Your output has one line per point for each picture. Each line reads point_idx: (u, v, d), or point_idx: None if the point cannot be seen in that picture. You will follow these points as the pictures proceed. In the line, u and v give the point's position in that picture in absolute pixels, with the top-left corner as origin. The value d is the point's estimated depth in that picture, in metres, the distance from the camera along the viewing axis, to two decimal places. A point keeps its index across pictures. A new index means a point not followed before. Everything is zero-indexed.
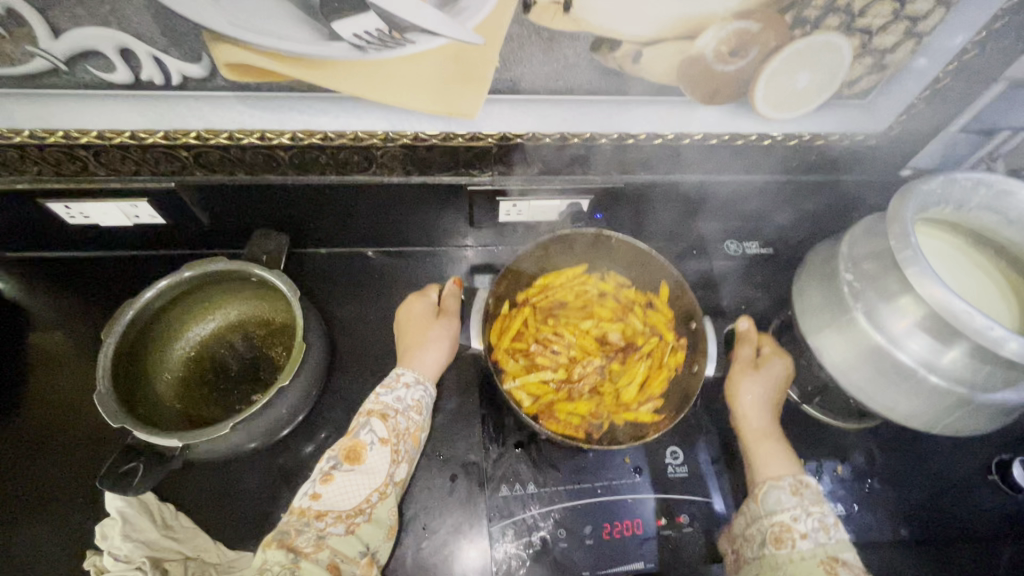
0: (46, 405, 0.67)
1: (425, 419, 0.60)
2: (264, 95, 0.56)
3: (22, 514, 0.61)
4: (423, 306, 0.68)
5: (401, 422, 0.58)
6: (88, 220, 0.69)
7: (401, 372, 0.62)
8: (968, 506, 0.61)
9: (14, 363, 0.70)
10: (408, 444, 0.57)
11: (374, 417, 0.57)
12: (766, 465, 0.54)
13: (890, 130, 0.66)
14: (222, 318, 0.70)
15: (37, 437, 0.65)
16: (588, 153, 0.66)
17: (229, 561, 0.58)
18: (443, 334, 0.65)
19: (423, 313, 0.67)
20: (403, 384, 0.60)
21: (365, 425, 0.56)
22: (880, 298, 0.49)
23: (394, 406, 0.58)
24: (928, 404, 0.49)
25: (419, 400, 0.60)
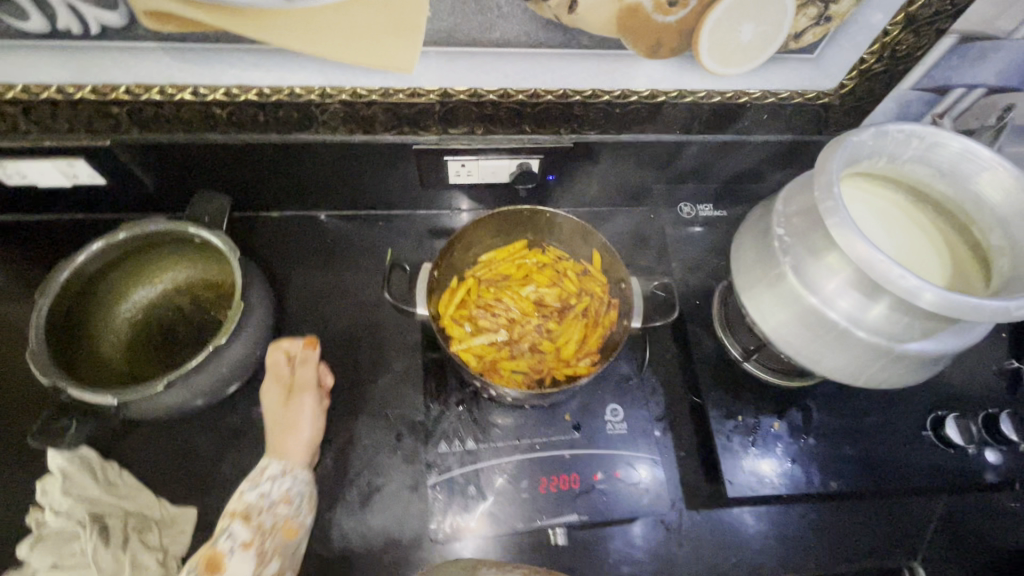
0: None
1: (302, 506, 0.57)
2: (191, 47, 0.54)
3: None
4: (275, 385, 0.63)
5: (269, 518, 0.54)
6: (27, 180, 0.67)
7: (267, 465, 0.58)
8: (900, 462, 0.62)
9: None
10: (278, 538, 0.54)
11: (235, 519, 0.53)
12: None
13: (841, 87, 0.65)
14: (170, 281, 0.69)
15: None
16: (534, 110, 0.65)
17: (171, 516, 0.58)
18: (301, 412, 0.61)
19: (275, 398, 0.62)
20: (267, 477, 0.57)
21: (226, 530, 0.53)
22: (808, 253, 0.49)
23: (259, 503, 0.55)
24: (851, 357, 0.49)
25: (287, 491, 0.56)
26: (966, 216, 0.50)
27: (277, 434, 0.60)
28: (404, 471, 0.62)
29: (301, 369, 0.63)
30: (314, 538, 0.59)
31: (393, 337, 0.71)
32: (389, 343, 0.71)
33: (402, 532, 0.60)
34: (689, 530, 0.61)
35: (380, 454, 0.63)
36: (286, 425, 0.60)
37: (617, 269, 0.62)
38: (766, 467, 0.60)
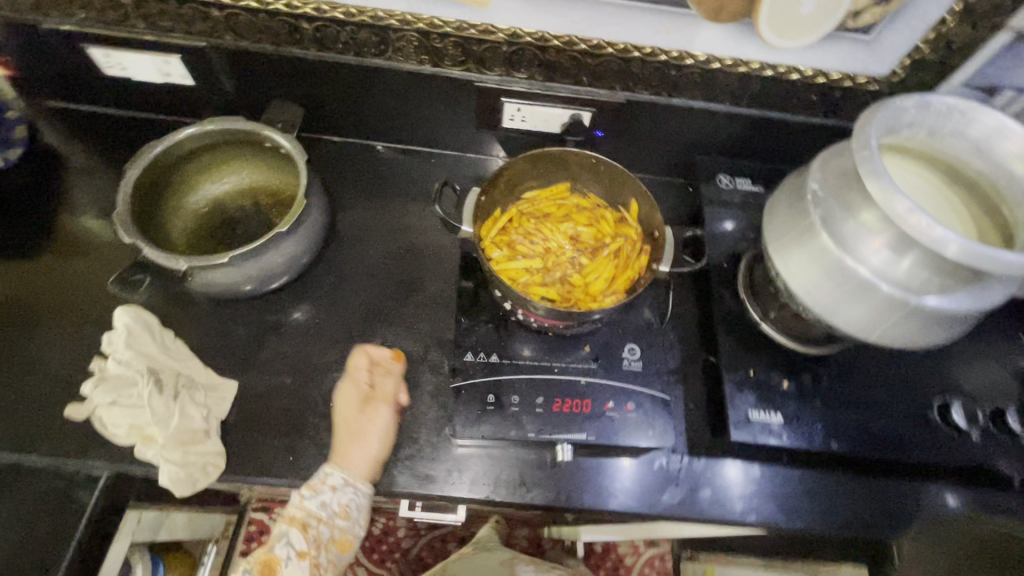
0: (81, 234, 0.76)
1: (354, 520, 0.60)
2: None
3: (50, 315, 0.70)
4: (352, 390, 0.64)
5: (325, 530, 0.58)
6: (126, 73, 0.74)
7: (329, 472, 0.58)
8: (900, 437, 0.64)
9: (57, 196, 0.78)
10: (332, 549, 0.59)
11: (294, 526, 0.57)
12: None
13: (894, 76, 0.67)
14: (236, 181, 0.75)
15: (70, 258, 0.74)
16: (593, 62, 0.69)
17: (214, 383, 0.64)
18: (375, 424, 0.61)
19: (350, 405, 0.62)
20: (328, 488, 0.58)
21: (285, 536, 0.57)
22: (840, 208, 0.52)
23: (318, 512, 0.57)
24: (868, 311, 0.52)
25: (347, 504, 0.58)
26: (997, 193, 0.52)
27: (347, 438, 0.60)
28: (427, 378, 0.67)
29: (381, 380, 0.65)
30: (337, 422, 0.64)
31: (431, 262, 0.76)
32: (428, 265, 0.76)
33: (418, 432, 0.64)
34: (684, 472, 0.64)
35: (406, 361, 0.68)
36: (358, 434, 0.60)
37: (654, 219, 0.65)
38: (770, 421, 0.62)
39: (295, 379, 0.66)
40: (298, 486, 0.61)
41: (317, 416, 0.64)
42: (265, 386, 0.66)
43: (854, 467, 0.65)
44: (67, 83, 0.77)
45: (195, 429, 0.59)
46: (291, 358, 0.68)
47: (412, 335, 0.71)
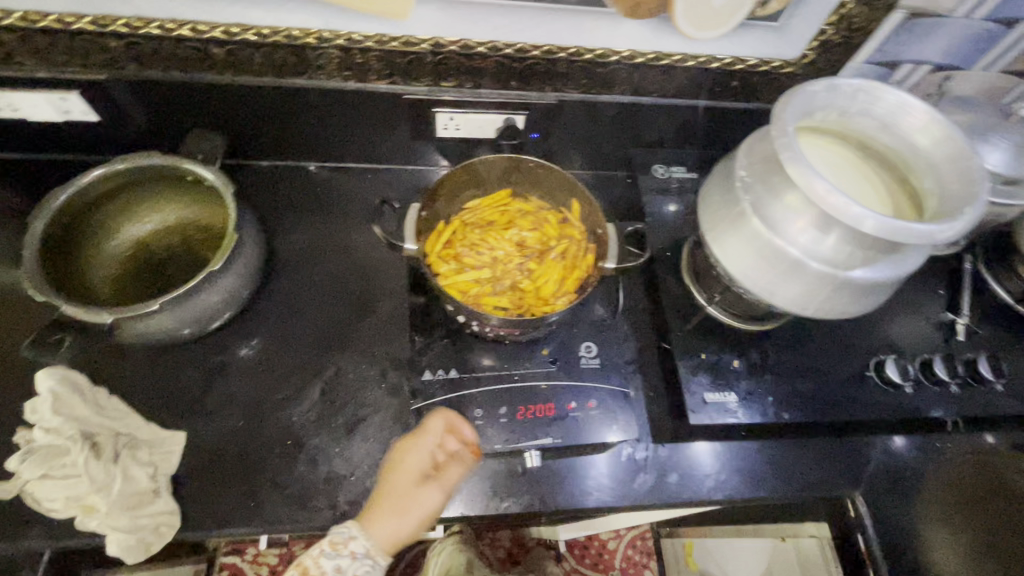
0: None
1: None
2: None
3: None
4: (418, 454, 0.55)
5: None
6: (18, 113, 0.67)
7: (354, 530, 0.51)
8: (845, 398, 0.68)
9: None
10: None
11: None
12: None
13: (804, 58, 0.70)
14: (159, 220, 0.70)
15: None
16: (520, 65, 0.69)
17: (158, 438, 0.60)
18: (422, 503, 0.52)
19: (410, 469, 0.54)
20: (349, 555, 0.50)
21: None
22: (767, 193, 0.54)
23: None
24: (803, 288, 0.54)
25: None
26: (905, 164, 0.56)
27: (388, 501, 0.52)
28: (387, 402, 0.65)
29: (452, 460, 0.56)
30: (298, 460, 0.61)
31: (380, 281, 0.74)
32: (376, 285, 0.74)
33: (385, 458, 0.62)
34: (653, 459, 0.65)
35: (364, 387, 0.66)
36: (403, 506, 0.52)
37: (595, 217, 0.66)
38: (727, 399, 0.65)
39: (248, 421, 0.63)
40: (265, 532, 0.59)
41: (277, 456, 0.61)
42: (215, 433, 0.62)
43: (808, 433, 0.68)
44: None
45: (142, 491, 0.55)
46: (243, 400, 0.65)
47: (366, 359, 0.68)
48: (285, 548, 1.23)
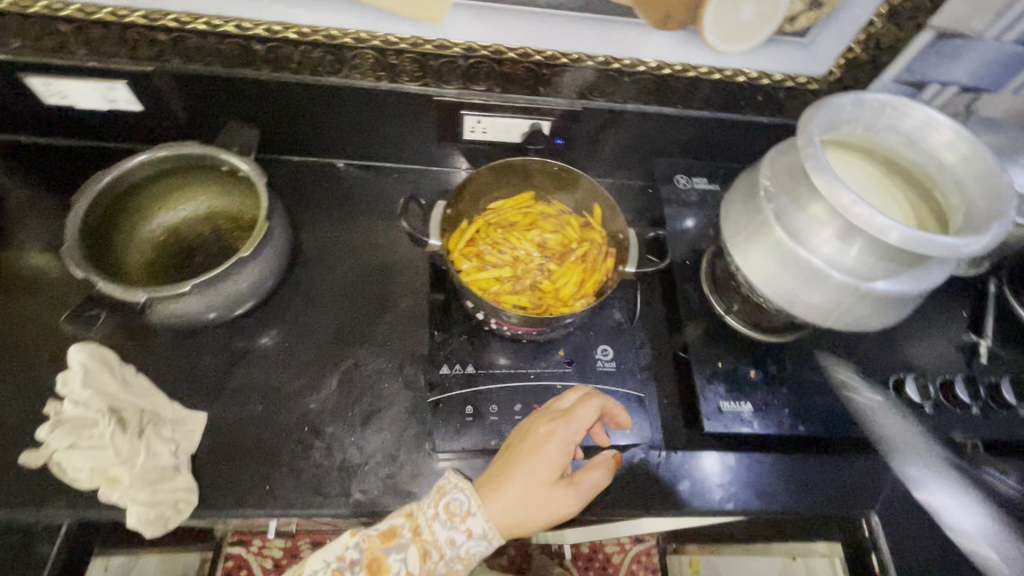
0: (28, 270, 0.72)
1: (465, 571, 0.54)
2: None
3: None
4: (560, 450, 0.56)
5: (439, 567, 0.53)
6: (66, 101, 0.70)
7: (484, 503, 0.53)
8: (864, 414, 0.67)
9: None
10: None
11: (414, 544, 0.53)
12: None
13: (830, 75, 0.71)
14: (192, 208, 0.73)
15: (17, 297, 0.70)
16: (549, 72, 0.70)
17: (181, 417, 0.61)
18: (559, 500, 0.54)
19: (553, 464, 0.55)
20: (466, 532, 0.53)
21: (402, 550, 0.53)
22: (791, 202, 0.54)
23: (443, 550, 0.52)
24: (824, 298, 0.54)
25: (471, 552, 0.53)
26: (930, 182, 0.56)
27: (526, 488, 0.54)
28: (403, 395, 0.66)
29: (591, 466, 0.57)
30: (313, 447, 0.62)
31: (401, 277, 0.76)
32: (397, 281, 0.76)
33: (399, 450, 0.63)
34: (670, 467, 0.65)
35: (381, 379, 0.68)
36: (540, 497, 0.54)
37: (616, 222, 0.67)
38: (742, 409, 0.65)
39: (266, 407, 0.65)
40: (277, 515, 0.59)
41: (294, 442, 0.63)
42: (236, 415, 0.64)
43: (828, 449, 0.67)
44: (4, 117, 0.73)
45: (164, 466, 0.57)
46: (263, 386, 0.66)
47: (385, 352, 0.70)
48: (290, 542, 1.24)
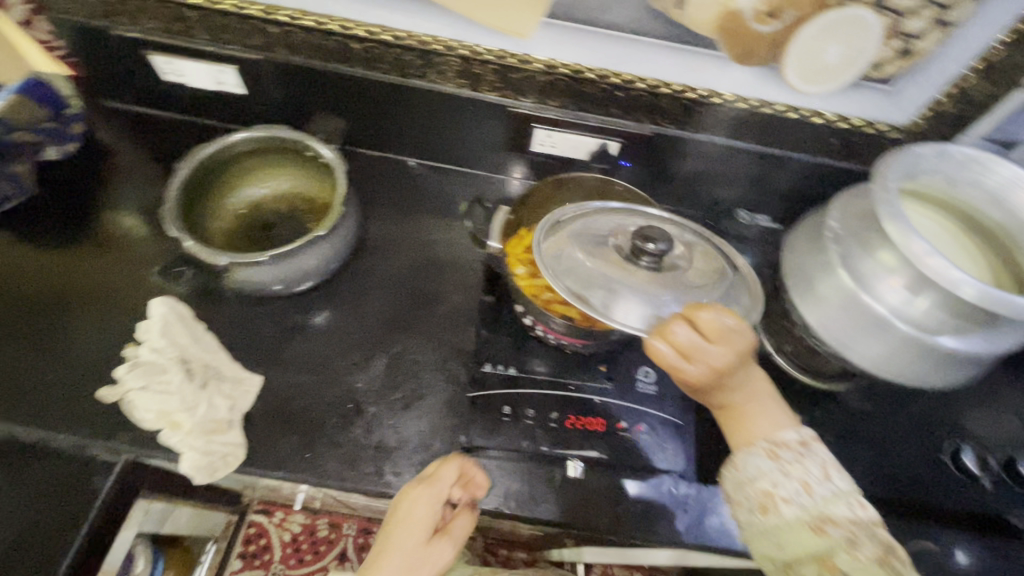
0: (126, 226, 0.79)
1: None
2: None
3: (89, 300, 0.73)
4: (427, 512, 0.54)
5: None
6: (182, 79, 0.78)
7: None
8: (913, 478, 0.64)
9: (106, 189, 0.82)
10: None
11: None
12: (757, 426, 0.53)
13: (913, 125, 0.69)
14: (274, 187, 0.78)
15: (114, 248, 0.77)
16: (623, 95, 0.72)
17: (239, 376, 0.66)
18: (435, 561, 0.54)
19: (419, 529, 0.54)
20: None
21: None
22: (858, 247, 0.53)
23: None
24: (884, 347, 0.53)
25: None
26: (1012, 245, 0.54)
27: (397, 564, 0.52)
28: (444, 387, 0.69)
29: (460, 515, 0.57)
30: (354, 424, 0.65)
31: (455, 275, 0.79)
32: (450, 278, 0.78)
33: (433, 439, 0.65)
34: (675, 497, 0.62)
35: (425, 369, 0.70)
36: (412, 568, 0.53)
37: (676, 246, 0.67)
38: None
39: (316, 379, 0.68)
40: (312, 484, 0.62)
41: (337, 416, 0.66)
42: (287, 383, 0.68)
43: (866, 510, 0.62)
44: (128, 86, 0.82)
45: (219, 420, 0.62)
46: (315, 360, 0.70)
47: (432, 344, 0.72)
48: (309, 519, 1.28)
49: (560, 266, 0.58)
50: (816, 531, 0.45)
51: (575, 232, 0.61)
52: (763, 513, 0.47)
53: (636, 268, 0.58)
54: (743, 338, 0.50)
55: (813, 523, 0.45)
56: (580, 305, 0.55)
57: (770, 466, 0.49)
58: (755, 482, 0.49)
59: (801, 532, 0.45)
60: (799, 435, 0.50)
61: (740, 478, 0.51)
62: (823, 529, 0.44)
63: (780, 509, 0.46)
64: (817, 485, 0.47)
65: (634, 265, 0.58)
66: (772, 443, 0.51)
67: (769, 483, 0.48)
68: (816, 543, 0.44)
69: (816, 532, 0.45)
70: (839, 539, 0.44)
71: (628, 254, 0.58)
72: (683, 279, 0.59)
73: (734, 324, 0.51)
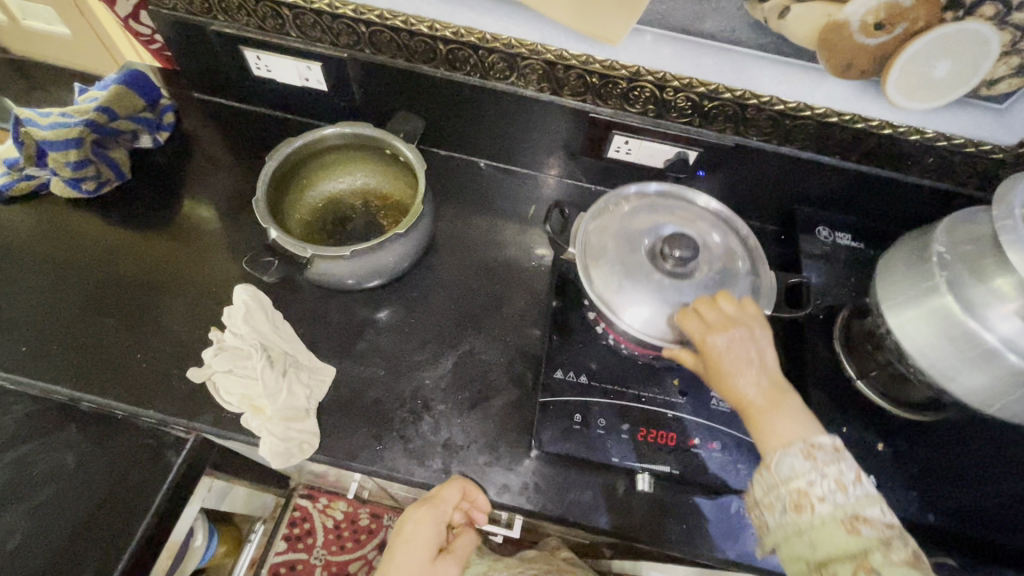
0: (210, 213, 0.83)
1: None
2: None
3: (175, 282, 0.76)
4: (433, 531, 0.61)
5: None
6: (270, 74, 0.81)
7: None
8: (1007, 523, 0.60)
9: (194, 177, 0.86)
10: None
11: None
12: (782, 424, 0.49)
13: (1021, 147, 0.65)
14: (351, 183, 0.80)
15: (199, 234, 0.81)
16: (708, 105, 0.70)
17: (315, 366, 0.68)
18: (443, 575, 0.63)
19: (426, 549, 0.62)
20: None
21: None
22: (969, 274, 0.51)
23: None
24: (992, 382, 0.50)
25: None
26: None
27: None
28: (510, 389, 0.69)
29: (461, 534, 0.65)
30: (422, 420, 0.66)
31: (523, 277, 0.79)
32: (519, 280, 0.79)
33: (499, 440, 0.65)
34: (743, 520, 0.61)
35: (492, 369, 0.70)
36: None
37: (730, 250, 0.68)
38: None
39: (386, 372, 0.70)
40: (380, 476, 0.63)
41: (405, 411, 0.67)
42: (359, 375, 0.69)
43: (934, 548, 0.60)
44: (219, 79, 0.85)
45: (297, 408, 0.64)
46: (385, 354, 0.71)
47: (500, 346, 0.72)
48: (352, 506, 1.30)
49: (591, 267, 0.65)
50: (850, 531, 0.43)
51: (608, 237, 0.67)
52: (796, 511, 0.45)
53: (656, 271, 0.64)
54: (756, 322, 0.56)
55: (847, 522, 0.43)
56: (602, 305, 0.63)
57: (804, 465, 0.46)
58: (788, 481, 0.46)
59: (835, 532, 0.43)
60: (834, 440, 0.47)
61: (770, 479, 0.48)
62: (858, 529, 0.43)
63: (814, 507, 0.44)
64: (851, 485, 0.45)
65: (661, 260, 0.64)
66: (805, 442, 0.47)
67: (804, 481, 0.45)
68: (851, 544, 0.42)
69: (849, 531, 0.43)
70: (874, 540, 0.42)
71: (652, 256, 0.64)
72: (707, 278, 0.64)
73: (753, 313, 0.57)
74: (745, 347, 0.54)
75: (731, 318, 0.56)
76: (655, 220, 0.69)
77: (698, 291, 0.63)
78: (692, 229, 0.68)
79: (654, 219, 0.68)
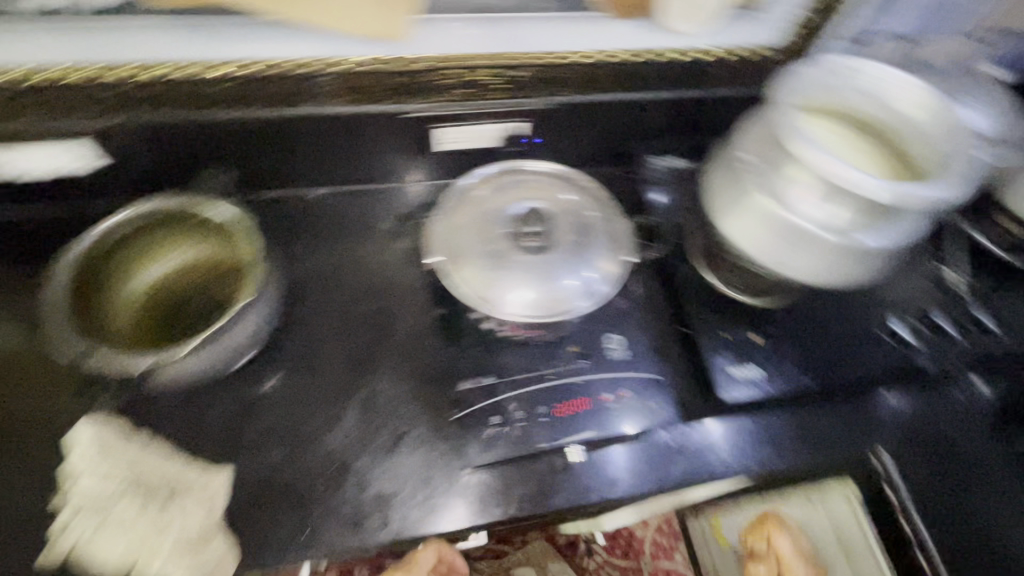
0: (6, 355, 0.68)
1: None
2: (210, 21, 0.62)
3: None
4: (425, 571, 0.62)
5: None
6: (20, 172, 0.67)
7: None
8: (864, 358, 0.72)
9: None
10: None
11: None
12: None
13: (785, 42, 0.73)
14: (171, 263, 0.70)
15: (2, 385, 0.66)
16: (516, 76, 0.70)
17: (203, 480, 0.60)
18: None
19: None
20: None
21: None
22: (773, 174, 0.57)
23: None
24: (819, 258, 0.57)
25: None
26: (893, 133, 0.62)
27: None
28: (423, 417, 0.66)
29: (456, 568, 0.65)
30: (346, 482, 0.62)
31: (399, 299, 0.75)
32: (396, 303, 0.75)
33: (431, 474, 0.63)
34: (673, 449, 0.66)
35: (398, 404, 0.67)
36: None
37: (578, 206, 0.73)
38: (752, 374, 0.69)
39: (288, 452, 0.64)
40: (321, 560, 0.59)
41: (322, 484, 0.62)
42: (257, 468, 0.63)
43: (829, 400, 0.69)
44: None
45: (199, 531, 0.57)
46: (279, 433, 0.65)
47: (398, 377, 0.69)
48: None
49: (460, 267, 0.68)
50: None
51: (467, 234, 0.70)
52: None
53: (521, 251, 0.68)
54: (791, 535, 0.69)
55: None
56: (483, 302, 0.66)
57: None
58: None
59: None
60: None
61: None
62: None
63: None
64: None
65: (523, 240, 0.68)
66: None
67: None
68: None
69: None
70: None
71: (512, 238, 0.69)
72: (567, 242, 0.70)
73: (800, 546, 0.69)
74: (801, 558, 0.68)
75: (791, 554, 0.68)
76: (507, 201, 0.72)
77: (561, 256, 0.69)
78: (542, 198, 0.73)
79: (505, 200, 0.72)
